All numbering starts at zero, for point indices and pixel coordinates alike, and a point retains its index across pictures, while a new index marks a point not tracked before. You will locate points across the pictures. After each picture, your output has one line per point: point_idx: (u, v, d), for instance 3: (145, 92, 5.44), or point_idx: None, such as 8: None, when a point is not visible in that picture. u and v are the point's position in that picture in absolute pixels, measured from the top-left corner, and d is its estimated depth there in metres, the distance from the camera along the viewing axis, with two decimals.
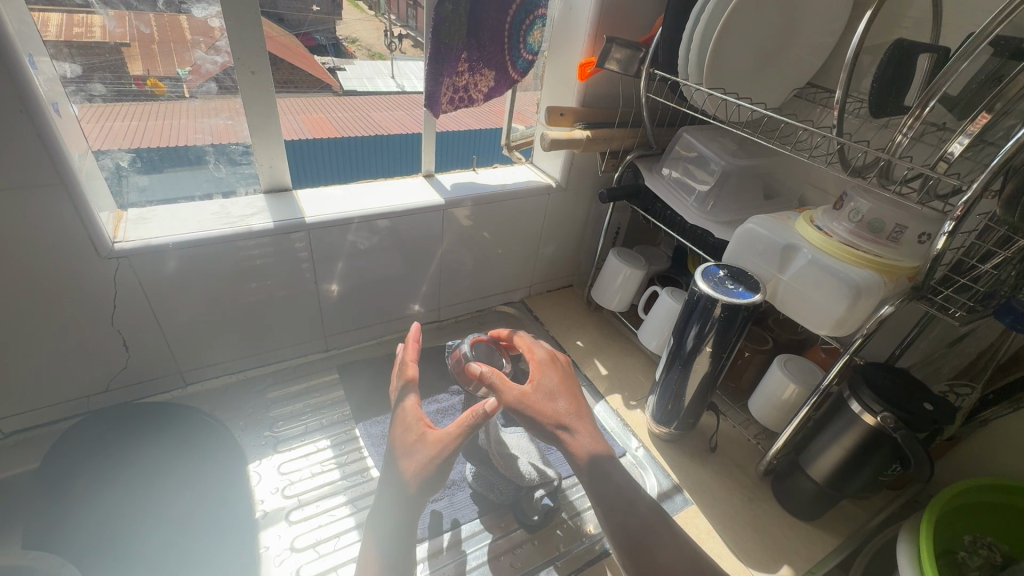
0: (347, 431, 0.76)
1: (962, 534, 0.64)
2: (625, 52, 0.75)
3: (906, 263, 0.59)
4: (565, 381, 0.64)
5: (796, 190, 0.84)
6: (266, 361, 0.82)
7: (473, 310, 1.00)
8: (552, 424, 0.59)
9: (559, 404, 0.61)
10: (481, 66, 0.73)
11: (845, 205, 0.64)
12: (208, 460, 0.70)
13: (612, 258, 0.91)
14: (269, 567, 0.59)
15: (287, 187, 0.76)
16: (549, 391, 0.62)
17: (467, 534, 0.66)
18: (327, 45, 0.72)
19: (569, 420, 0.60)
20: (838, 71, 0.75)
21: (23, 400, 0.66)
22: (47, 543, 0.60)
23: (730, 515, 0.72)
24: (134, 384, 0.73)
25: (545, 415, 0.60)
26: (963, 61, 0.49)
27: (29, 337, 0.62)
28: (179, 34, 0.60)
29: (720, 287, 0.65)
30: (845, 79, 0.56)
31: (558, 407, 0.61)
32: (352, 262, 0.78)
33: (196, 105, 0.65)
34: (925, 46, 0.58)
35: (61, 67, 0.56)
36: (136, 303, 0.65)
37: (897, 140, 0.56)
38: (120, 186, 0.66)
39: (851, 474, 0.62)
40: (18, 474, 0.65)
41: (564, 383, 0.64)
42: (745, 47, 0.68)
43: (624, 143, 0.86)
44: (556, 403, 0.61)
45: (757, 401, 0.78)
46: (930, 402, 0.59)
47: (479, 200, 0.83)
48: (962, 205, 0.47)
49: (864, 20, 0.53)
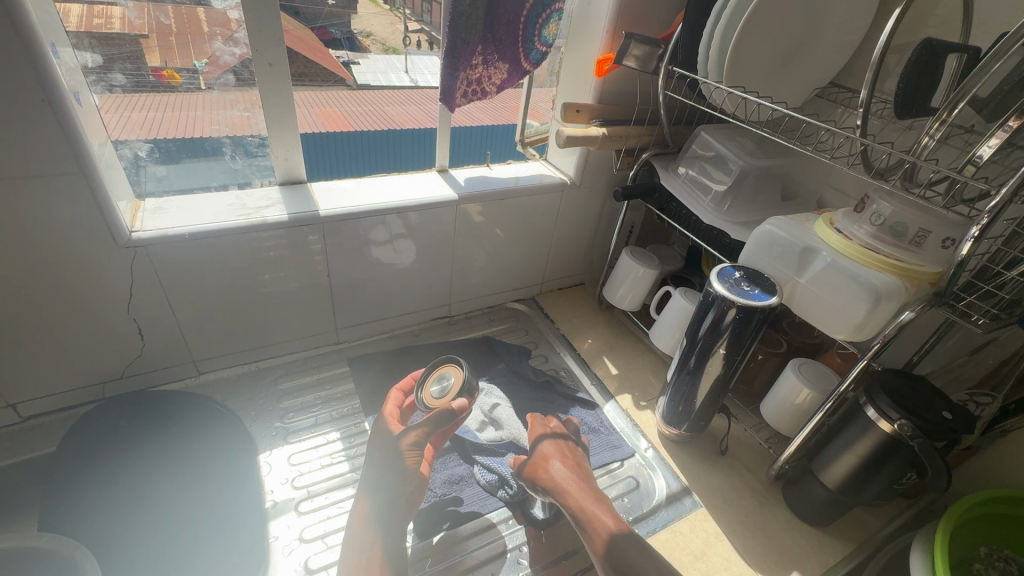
0: (357, 424, 0.76)
1: (977, 546, 0.62)
2: (643, 48, 0.73)
3: (928, 269, 0.57)
4: (563, 447, 0.71)
5: (815, 192, 0.82)
6: (277, 354, 0.83)
7: (484, 306, 1.00)
8: (560, 470, 0.66)
9: (556, 463, 0.68)
10: (494, 59, 0.73)
11: (866, 208, 0.62)
12: (220, 448, 0.71)
13: (625, 257, 0.90)
14: (277, 558, 0.60)
15: (303, 180, 0.76)
16: (554, 450, 0.70)
17: (473, 530, 0.65)
18: (342, 39, 0.70)
19: (563, 475, 0.66)
20: (862, 72, 0.73)
21: (38, 386, 0.67)
22: (61, 527, 0.61)
23: (740, 519, 0.71)
24: (148, 372, 0.73)
25: (540, 476, 0.67)
26: (994, 63, 0.48)
27: (46, 323, 0.62)
28: (197, 25, 0.60)
29: (735, 288, 0.65)
30: (871, 78, 0.54)
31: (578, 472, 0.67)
32: (365, 257, 0.79)
33: (214, 97, 0.65)
34: (956, 46, 0.56)
35: (82, 56, 0.57)
36: (152, 293, 0.66)
37: (922, 143, 0.55)
38: (138, 176, 0.67)
39: (865, 482, 0.62)
40: (36, 457, 0.66)
41: (563, 450, 0.70)
42: (767, 46, 0.67)
43: (641, 141, 0.85)
44: (549, 463, 0.68)
45: (769, 404, 0.77)
46: (949, 411, 0.58)
47: (492, 196, 0.83)
48: (988, 210, 0.46)
49: (892, 18, 0.52)
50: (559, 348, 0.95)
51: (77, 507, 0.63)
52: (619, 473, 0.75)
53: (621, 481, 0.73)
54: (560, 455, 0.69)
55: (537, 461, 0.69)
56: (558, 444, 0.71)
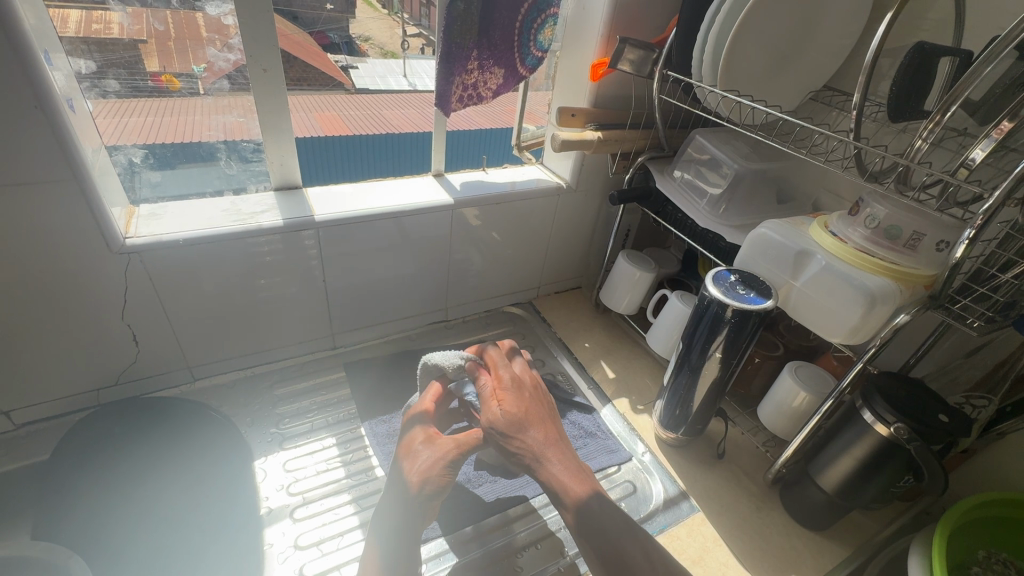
0: (353, 430, 0.76)
1: (976, 549, 0.62)
2: (638, 52, 0.74)
3: (922, 272, 0.57)
4: (532, 406, 0.65)
5: (811, 194, 0.82)
6: (272, 360, 0.83)
7: (480, 310, 1.00)
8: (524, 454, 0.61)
9: (528, 436, 0.62)
10: (491, 64, 0.73)
11: (860, 211, 0.62)
12: (215, 453, 0.71)
13: (622, 260, 0.90)
14: (272, 565, 0.59)
15: (298, 185, 0.76)
16: (515, 418, 0.62)
17: (470, 536, 0.65)
18: (340, 44, 0.72)
19: (537, 448, 0.61)
20: (855, 75, 0.74)
21: (32, 392, 0.67)
22: (52, 535, 0.60)
23: (738, 522, 0.71)
24: (143, 378, 0.73)
25: (511, 445, 0.62)
26: (986, 65, 0.47)
27: (39, 330, 0.62)
28: (195, 30, 0.60)
29: (731, 292, 0.65)
30: (864, 82, 0.54)
31: (529, 437, 0.62)
32: (360, 261, 0.79)
33: (209, 103, 0.65)
34: (946, 50, 0.56)
35: (75, 62, 0.57)
36: (146, 298, 0.66)
37: (916, 145, 0.55)
38: (133, 182, 0.66)
39: (862, 485, 0.61)
40: (28, 464, 0.65)
41: (530, 410, 0.64)
42: (761, 50, 0.67)
43: (634, 145, 0.84)
44: (521, 434, 0.62)
45: (767, 408, 0.76)
46: (946, 414, 0.58)
47: (488, 200, 0.83)
48: (982, 213, 0.46)
49: (884, 22, 0.52)
50: (555, 351, 0.95)
51: (71, 515, 0.62)
52: (616, 478, 0.74)
53: (619, 486, 0.73)
54: (523, 418, 0.63)
55: (503, 429, 0.62)
56: (523, 399, 0.65)
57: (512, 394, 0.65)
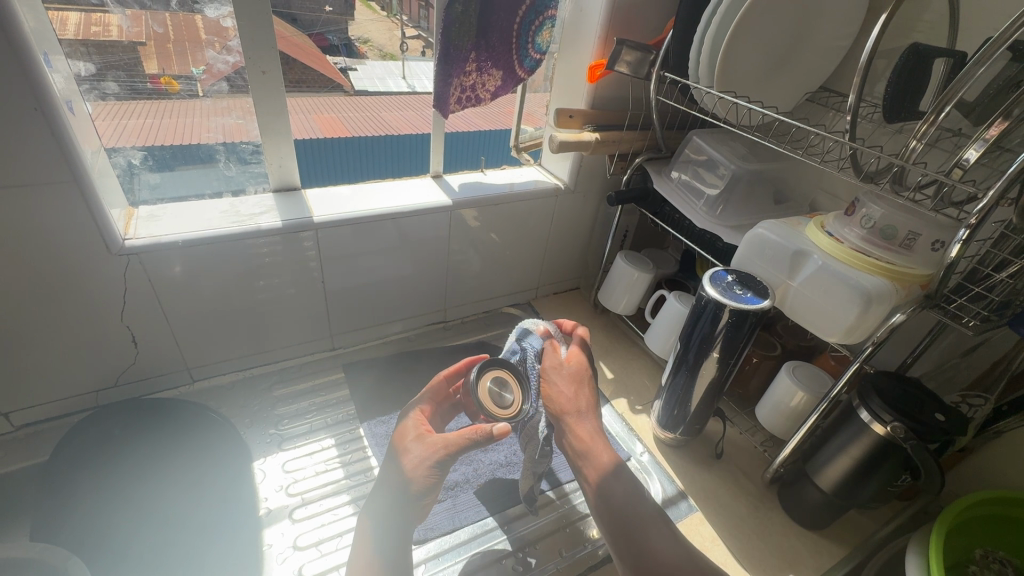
0: (352, 431, 0.76)
1: (972, 548, 0.62)
2: (635, 54, 0.75)
3: (918, 271, 0.58)
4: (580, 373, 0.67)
5: (808, 195, 0.83)
6: (271, 361, 0.83)
7: (479, 310, 1.00)
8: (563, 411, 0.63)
9: (574, 391, 0.64)
10: (489, 66, 0.73)
11: (856, 212, 0.62)
12: (214, 454, 0.71)
13: (620, 260, 0.90)
14: (271, 566, 0.60)
15: (297, 187, 0.76)
16: (570, 373, 0.66)
17: (468, 536, 0.65)
18: (338, 45, 0.71)
19: (575, 405, 0.63)
20: (852, 76, 0.74)
21: (32, 394, 0.67)
22: (51, 536, 0.60)
23: (736, 522, 0.71)
24: (142, 379, 0.73)
25: (556, 395, 0.64)
26: (977, 68, 0.48)
27: (38, 331, 0.62)
28: (194, 33, 0.60)
29: (728, 292, 0.65)
30: (859, 83, 0.55)
31: (578, 394, 0.64)
32: (359, 262, 0.79)
33: (209, 104, 0.66)
34: (941, 51, 0.57)
35: (75, 64, 0.57)
36: (145, 299, 0.66)
37: (910, 146, 0.55)
38: (132, 183, 0.66)
39: (859, 484, 0.62)
40: (27, 465, 0.65)
41: (580, 374, 0.66)
42: (758, 51, 0.68)
43: (635, 146, 0.86)
44: (569, 389, 0.65)
45: (765, 408, 0.76)
46: (942, 413, 0.58)
47: (486, 201, 0.83)
48: (976, 212, 0.46)
49: (878, 23, 0.53)
50: None
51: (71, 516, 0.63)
52: None
53: None
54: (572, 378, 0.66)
55: (555, 380, 0.65)
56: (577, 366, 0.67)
57: (572, 357, 0.68)
